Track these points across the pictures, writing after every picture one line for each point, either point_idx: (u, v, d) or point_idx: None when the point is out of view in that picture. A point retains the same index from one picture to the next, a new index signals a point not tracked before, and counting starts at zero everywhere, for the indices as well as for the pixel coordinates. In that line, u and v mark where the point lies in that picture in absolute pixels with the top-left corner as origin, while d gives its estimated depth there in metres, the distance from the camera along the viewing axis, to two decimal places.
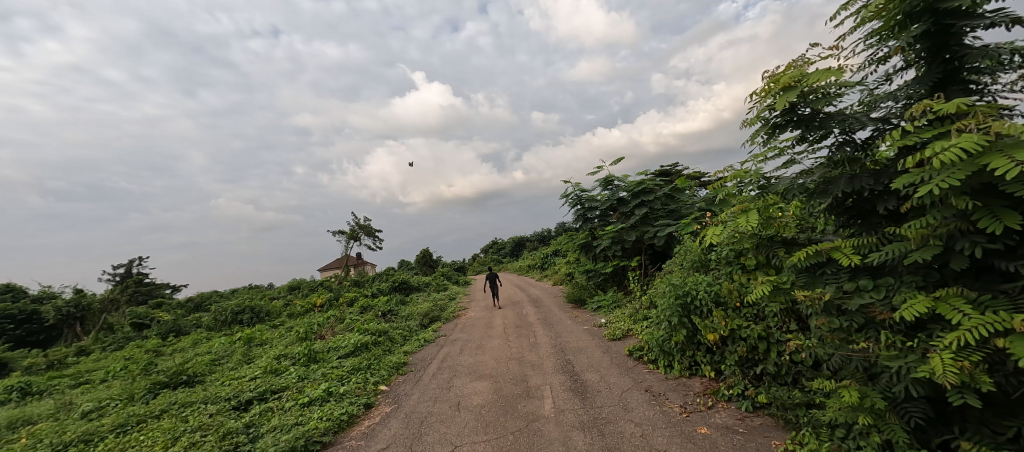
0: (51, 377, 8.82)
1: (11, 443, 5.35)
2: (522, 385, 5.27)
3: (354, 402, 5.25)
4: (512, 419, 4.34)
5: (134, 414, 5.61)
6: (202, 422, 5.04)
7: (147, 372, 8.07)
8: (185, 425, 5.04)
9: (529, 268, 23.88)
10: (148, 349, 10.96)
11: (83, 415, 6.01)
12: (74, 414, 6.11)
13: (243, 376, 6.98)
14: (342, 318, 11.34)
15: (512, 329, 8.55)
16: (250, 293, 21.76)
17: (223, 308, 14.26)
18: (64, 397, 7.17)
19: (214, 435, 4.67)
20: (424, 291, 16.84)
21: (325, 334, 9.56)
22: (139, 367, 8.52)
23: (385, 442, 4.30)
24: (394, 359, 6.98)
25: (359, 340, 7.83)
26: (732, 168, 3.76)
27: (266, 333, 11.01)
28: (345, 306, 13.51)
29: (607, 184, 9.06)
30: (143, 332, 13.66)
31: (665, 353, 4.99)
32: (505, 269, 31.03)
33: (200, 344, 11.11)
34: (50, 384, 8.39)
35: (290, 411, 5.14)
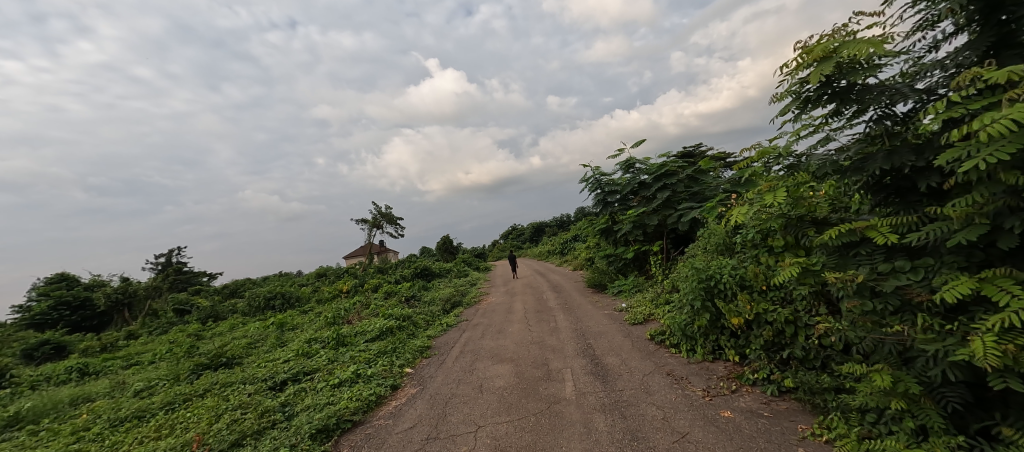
0: (104, 359, 9.39)
1: (73, 419, 5.74)
2: (543, 368, 5.33)
3: (382, 383, 5.42)
4: (534, 401, 4.42)
5: (184, 392, 5.96)
6: (242, 401, 5.30)
7: (190, 355, 8.50)
8: (228, 403, 5.32)
9: (548, 254, 23.95)
10: (189, 333, 11.51)
11: (136, 394, 6.41)
12: (127, 392, 6.51)
13: (278, 358, 7.29)
14: (367, 303, 11.67)
15: (533, 314, 8.61)
16: (280, 280, 22.57)
17: (256, 294, 14.81)
18: (117, 377, 7.64)
19: (253, 412, 4.91)
20: (446, 277, 17.09)
21: (352, 319, 9.87)
22: (183, 350, 8.99)
23: (411, 422, 4.44)
24: (418, 343, 7.15)
25: (384, 325, 8.05)
26: (760, 145, 3.65)
27: (297, 318, 11.43)
28: (370, 292, 13.86)
29: (628, 167, 8.93)
30: (185, 317, 14.34)
31: (687, 337, 4.96)
32: (524, 255, 31.22)
33: (236, 328, 11.62)
34: (104, 365, 8.96)
35: (322, 392, 5.35)
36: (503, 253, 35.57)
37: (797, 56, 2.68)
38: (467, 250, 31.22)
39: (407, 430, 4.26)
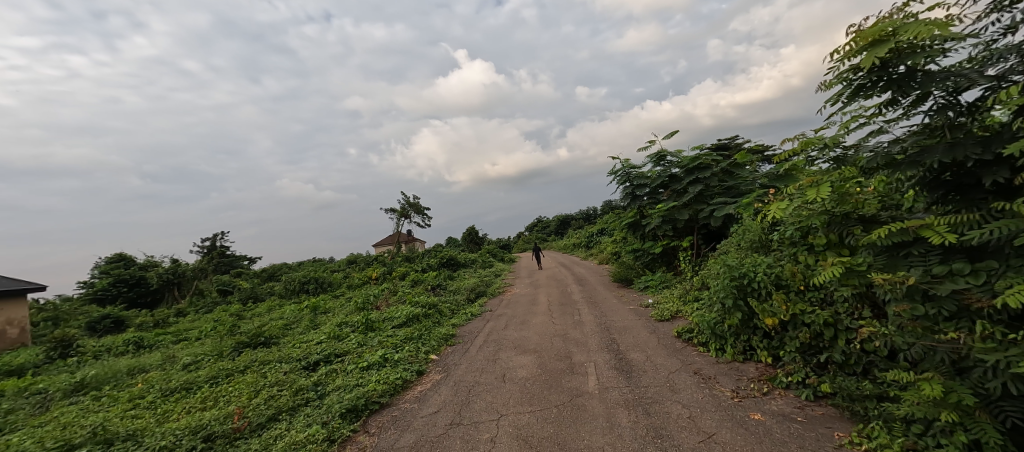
0: (157, 334, 9.97)
1: (130, 387, 6.14)
2: (566, 361, 5.29)
3: (408, 368, 5.52)
4: (556, 393, 4.39)
5: (228, 367, 6.25)
6: (278, 378, 5.52)
7: (232, 333, 8.93)
8: (265, 380, 5.56)
9: (573, 247, 23.79)
10: (231, 313, 12.09)
11: (185, 367, 6.75)
12: (177, 365, 6.88)
13: (312, 339, 7.55)
14: (395, 290, 11.92)
15: (557, 306, 8.56)
16: (313, 266, 23.32)
17: (292, 278, 15.40)
18: (168, 351, 8.11)
19: (289, 390, 5.11)
20: (471, 267, 17.26)
21: (380, 305, 10.11)
22: (225, 328, 9.46)
23: (435, 406, 4.51)
24: (443, 331, 7.23)
25: (411, 312, 8.20)
26: (804, 137, 3.46)
27: (329, 303, 11.81)
28: (397, 280, 14.16)
29: (658, 160, 8.68)
30: (227, 297, 15.09)
31: (717, 336, 4.81)
32: (549, 248, 31.13)
33: (274, 310, 12.13)
34: (156, 340, 9.49)
35: (352, 373, 5.50)
36: (528, 245, 35.57)
37: (850, 41, 2.50)
38: (492, 241, 31.40)
39: (432, 414, 4.31)
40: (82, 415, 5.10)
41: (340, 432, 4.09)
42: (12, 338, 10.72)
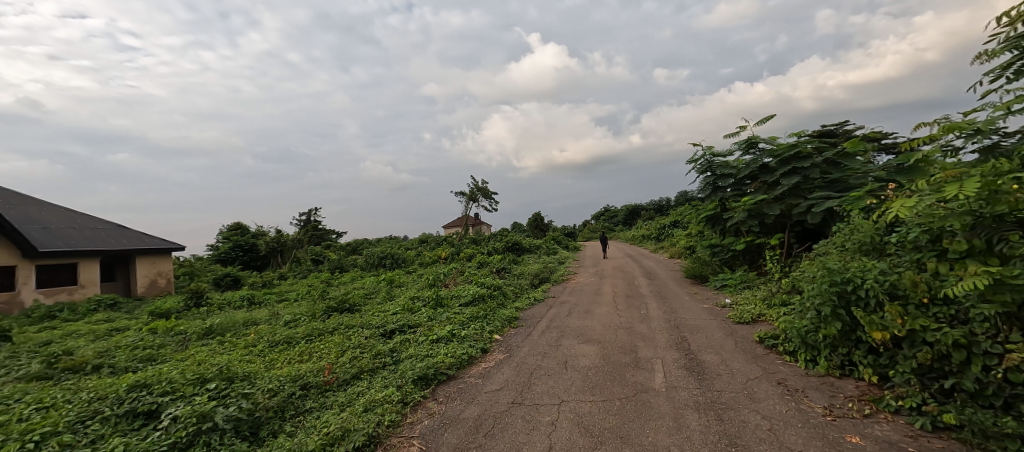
0: (265, 293, 11.27)
1: (246, 335, 7.07)
2: (632, 355, 5.08)
3: (473, 345, 5.65)
4: (620, 386, 4.23)
5: (321, 327, 6.89)
6: (360, 342, 5.95)
7: (323, 297, 9.82)
8: (350, 342, 6.05)
9: (642, 238, 22.90)
10: (323, 279, 13.33)
11: (285, 324, 7.49)
12: (280, 321, 7.71)
13: (389, 309, 8.06)
14: (463, 270, 12.32)
15: (622, 298, 8.27)
16: (388, 242, 24.85)
17: (372, 253, 16.54)
18: (273, 308, 9.15)
19: (369, 353, 5.49)
20: (536, 253, 17.31)
21: (449, 283, 10.52)
22: (316, 293, 10.46)
23: (498, 384, 4.56)
24: (507, 313, 7.31)
25: (477, 292, 8.40)
26: (946, 123, 2.90)
27: (404, 277, 12.53)
28: (465, 260, 14.62)
29: (748, 147, 7.92)
30: (320, 265, 16.60)
31: (808, 346, 4.32)
32: (616, 238, 30.30)
33: (356, 280, 13.17)
34: (262, 299, 10.55)
35: (422, 344, 5.76)
36: (594, 234, 34.89)
37: None
38: (558, 229, 31.23)
39: (495, 391, 4.37)
40: (209, 355, 5.97)
41: (411, 396, 4.31)
42: (161, 286, 15.05)
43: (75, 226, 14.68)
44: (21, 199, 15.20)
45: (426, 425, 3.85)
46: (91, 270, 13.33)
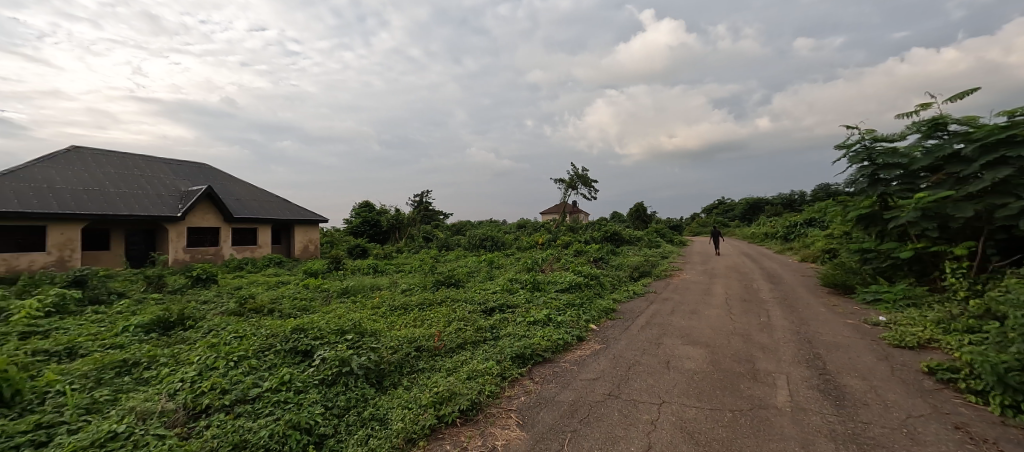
0: (386, 263, 12.68)
1: (374, 297, 8.04)
2: (749, 365, 4.45)
3: (569, 332, 5.50)
4: (733, 396, 3.73)
5: (432, 297, 7.50)
6: (464, 315, 6.22)
7: (433, 271, 10.60)
8: (455, 314, 6.38)
9: (762, 237, 20.36)
10: (433, 255, 14.37)
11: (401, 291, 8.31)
12: (398, 289, 8.50)
13: (490, 288, 8.30)
14: (559, 257, 12.16)
15: (737, 301, 7.38)
16: (490, 225, 25.80)
17: (473, 234, 17.25)
18: (393, 277, 10.18)
19: (472, 326, 5.71)
20: (637, 245, 16.49)
21: (545, 269, 10.50)
22: (426, 266, 11.32)
23: (594, 373, 4.38)
24: (604, 304, 6.99)
25: (573, 279, 8.20)
26: None
27: (502, 259, 12.87)
28: (562, 247, 14.48)
29: (932, 130, 6.37)
30: (430, 243, 17.89)
31: (1010, 389, 3.29)
32: (731, 234, 27.44)
33: (461, 258, 13.98)
34: (384, 268, 12.07)
35: (520, 324, 5.81)
36: (705, 229, 32.04)
37: None
38: (662, 221, 29.33)
39: (591, 380, 4.20)
40: (347, 311, 6.89)
41: (510, 372, 4.36)
42: (310, 252, 18.07)
43: (254, 195, 18.04)
44: (224, 175, 19.15)
45: (522, 401, 3.89)
46: (265, 234, 16.63)
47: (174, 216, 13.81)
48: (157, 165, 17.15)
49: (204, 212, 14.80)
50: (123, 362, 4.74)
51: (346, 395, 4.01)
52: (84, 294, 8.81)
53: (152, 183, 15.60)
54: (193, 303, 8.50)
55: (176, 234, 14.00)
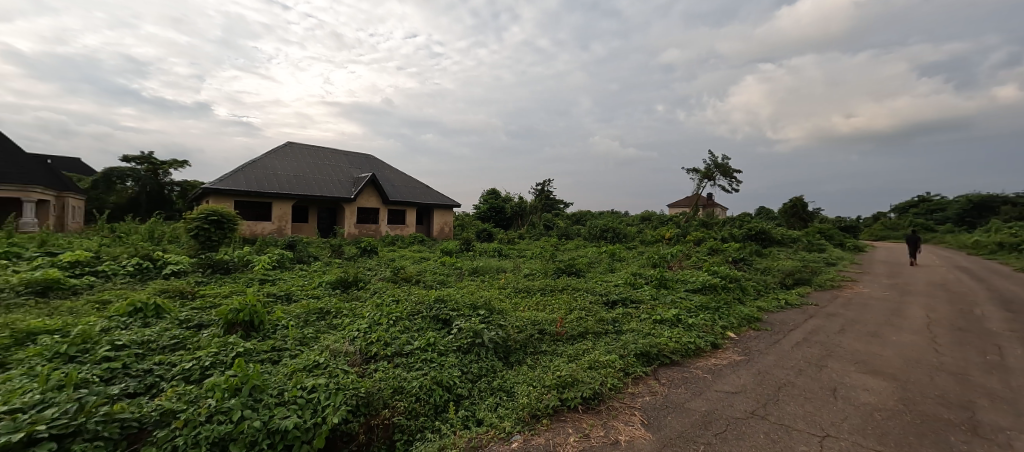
0: (509, 248, 15.11)
1: (500, 277, 9.99)
2: (959, 410, 3.56)
3: (702, 337, 5.47)
4: (928, 446, 3.07)
5: (539, 283, 8.75)
6: (586, 305, 7.07)
7: (551, 259, 12.46)
8: (577, 303, 7.23)
9: (990, 247, 15.52)
10: (553, 243, 16.10)
11: (524, 275, 9.87)
12: (522, 273, 10.17)
13: (611, 279, 8.97)
14: (693, 258, 11.38)
15: (943, 327, 5.87)
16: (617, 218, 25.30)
17: (591, 225, 17.14)
18: (516, 262, 12.28)
19: (593, 316, 6.47)
20: (791, 249, 14.40)
21: (670, 264, 10.58)
22: (546, 255, 13.06)
23: (734, 387, 4.21)
24: (746, 311, 6.63)
25: (707, 280, 8.00)
26: None
27: (623, 251, 13.58)
28: (693, 247, 14.31)
29: None
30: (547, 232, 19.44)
31: None
32: (937, 241, 21.66)
33: (578, 245, 15.65)
34: (507, 253, 14.66)
35: (645, 322, 6.11)
36: (896, 233, 25.84)
37: None
38: (833, 220, 24.64)
39: (730, 394, 4.06)
40: (477, 289, 8.48)
41: (634, 369, 4.57)
42: (445, 232, 21.05)
43: (404, 181, 21.03)
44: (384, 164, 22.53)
45: (648, 401, 4.02)
46: (411, 215, 19.62)
47: (349, 198, 17.37)
48: (339, 157, 20.42)
49: (369, 195, 18.16)
50: (318, 310, 7.10)
51: (477, 364, 4.84)
52: (294, 255, 11.95)
53: (335, 172, 19.13)
54: (364, 266, 10.87)
55: (349, 213, 17.60)
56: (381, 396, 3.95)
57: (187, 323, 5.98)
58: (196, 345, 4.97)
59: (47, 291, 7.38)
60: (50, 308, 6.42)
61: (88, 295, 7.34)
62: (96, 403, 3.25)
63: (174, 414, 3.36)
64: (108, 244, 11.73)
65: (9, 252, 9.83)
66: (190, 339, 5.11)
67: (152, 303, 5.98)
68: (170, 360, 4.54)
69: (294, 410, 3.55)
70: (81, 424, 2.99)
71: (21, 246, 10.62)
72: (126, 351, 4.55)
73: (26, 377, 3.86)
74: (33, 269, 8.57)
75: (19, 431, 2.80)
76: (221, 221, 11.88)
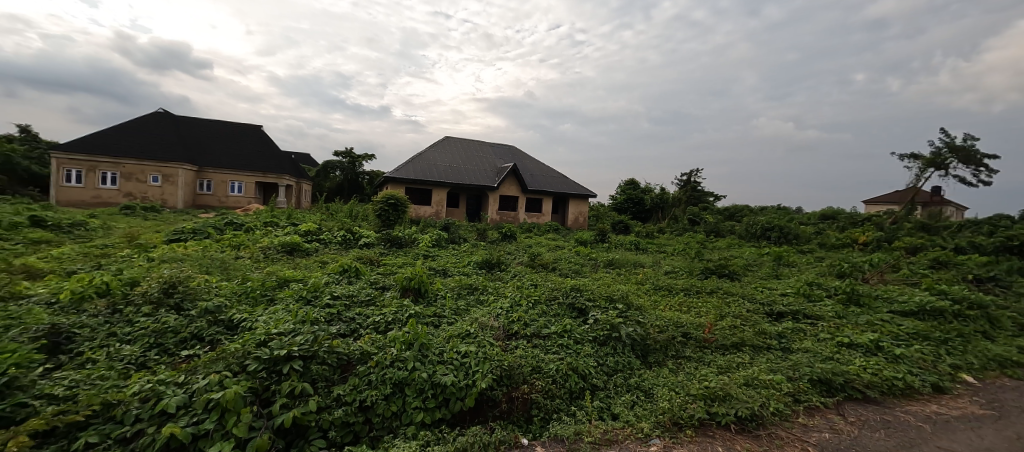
0: (647, 242, 15.36)
1: (637, 271, 10.24)
2: None
3: (919, 375, 4.65)
4: None
5: (670, 282, 8.94)
6: (742, 313, 6.81)
7: (699, 256, 12.28)
8: (729, 309, 7.09)
9: None
10: (698, 242, 15.67)
11: (667, 272, 10.29)
12: (660, 269, 10.61)
13: (777, 287, 8.58)
14: (901, 265, 10.05)
15: None
16: (787, 217, 21.58)
17: (757, 221, 16.96)
18: (656, 257, 12.30)
19: (753, 329, 6.14)
20: None
21: (870, 279, 9.06)
22: (691, 252, 12.97)
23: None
24: (997, 348, 5.45)
25: (930, 303, 6.76)
26: None
27: (795, 257, 12.29)
28: (906, 254, 11.77)
29: None
30: (695, 226, 19.34)
31: None
32: None
33: (734, 247, 14.59)
34: (643, 246, 14.60)
35: (827, 343, 5.58)
36: None
37: None
38: None
39: None
40: (614, 281, 8.98)
41: (809, 397, 4.14)
42: (579, 222, 20.63)
43: (542, 169, 21.21)
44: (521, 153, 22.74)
45: (829, 438, 3.63)
46: (548, 204, 19.90)
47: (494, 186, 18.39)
48: (486, 148, 21.48)
49: (511, 185, 19.00)
50: (470, 285, 7.96)
51: (614, 358, 5.20)
52: (449, 236, 13.07)
53: (482, 162, 20.20)
54: (505, 251, 11.87)
55: (493, 200, 18.68)
56: (520, 371, 4.48)
57: (375, 285, 7.51)
58: (381, 302, 6.57)
59: (292, 251, 9.84)
60: (297, 263, 8.78)
61: (315, 256, 9.51)
62: (323, 338, 4.46)
63: (370, 355, 4.46)
64: (325, 218, 14.39)
65: (270, 222, 12.94)
66: (378, 297, 6.76)
67: (354, 266, 8.00)
68: (364, 313, 6.11)
69: (451, 370, 4.30)
70: (315, 350, 4.18)
71: (277, 216, 14.00)
72: (340, 303, 6.36)
73: (282, 311, 5.84)
74: (286, 234, 11.21)
75: (281, 350, 4.03)
76: (398, 204, 13.85)
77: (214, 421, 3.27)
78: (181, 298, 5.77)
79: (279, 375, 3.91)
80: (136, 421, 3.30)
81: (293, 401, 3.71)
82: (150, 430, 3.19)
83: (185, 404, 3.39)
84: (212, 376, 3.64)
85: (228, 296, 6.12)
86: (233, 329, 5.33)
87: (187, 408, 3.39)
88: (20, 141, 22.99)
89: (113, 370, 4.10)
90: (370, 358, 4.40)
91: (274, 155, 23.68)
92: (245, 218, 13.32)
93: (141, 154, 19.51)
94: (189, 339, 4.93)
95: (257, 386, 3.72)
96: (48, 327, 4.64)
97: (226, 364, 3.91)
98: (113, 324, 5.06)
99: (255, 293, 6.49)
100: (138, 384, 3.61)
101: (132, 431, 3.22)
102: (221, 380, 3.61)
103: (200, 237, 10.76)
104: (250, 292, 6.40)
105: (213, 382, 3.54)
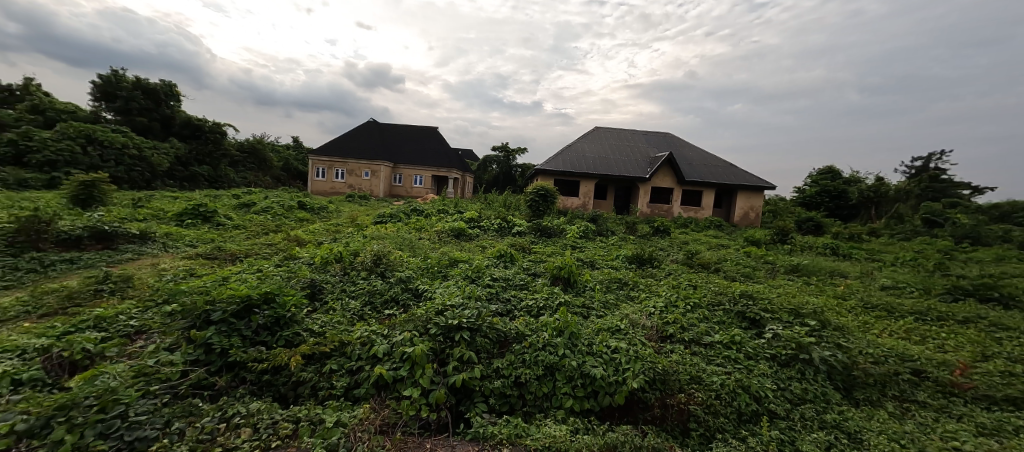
0: (851, 247, 11.35)
1: (833, 283, 7.28)
2: None
3: None
4: None
5: (884, 298, 6.25)
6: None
7: (942, 271, 8.29)
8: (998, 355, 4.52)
9: None
10: (939, 248, 11.02)
11: (885, 287, 7.14)
12: (875, 283, 7.41)
13: None
14: None
15: None
16: None
17: None
18: (864, 267, 8.85)
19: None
20: None
21: None
22: (927, 265, 8.90)
23: None
24: None
25: None
26: None
27: None
28: None
29: None
30: (936, 229, 13.38)
31: None
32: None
33: (1006, 261, 9.47)
34: (846, 252, 10.69)
35: None
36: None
37: None
38: None
39: None
40: (800, 292, 6.47)
41: None
42: (750, 219, 16.61)
43: (704, 159, 17.86)
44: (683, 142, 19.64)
45: None
46: (710, 197, 16.56)
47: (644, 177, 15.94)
48: (636, 135, 19.31)
49: (664, 175, 16.34)
50: (620, 279, 6.47)
51: (801, 384, 3.84)
52: (595, 227, 11.67)
53: (633, 152, 17.94)
54: (655, 245, 9.95)
55: (643, 192, 16.26)
56: (678, 378, 3.68)
57: (528, 271, 6.55)
58: (531, 287, 5.65)
59: (459, 236, 9.73)
60: (476, 246, 8.60)
61: (477, 241, 9.23)
62: (486, 314, 4.25)
63: (526, 335, 4.10)
64: (482, 207, 14.54)
65: (443, 209, 13.49)
66: (524, 282, 5.80)
67: (509, 252, 7.15)
68: (519, 295, 5.25)
69: (601, 362, 3.72)
70: (479, 324, 4.02)
71: (452, 205, 14.62)
72: (498, 284, 5.54)
73: (456, 286, 5.36)
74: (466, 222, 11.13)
75: (453, 320, 3.99)
76: (546, 195, 12.99)
77: (407, 369, 3.51)
78: (385, 267, 6.02)
79: (452, 341, 3.87)
80: (357, 359, 3.73)
81: (462, 365, 3.65)
82: (365, 368, 3.59)
83: (388, 352, 3.70)
84: (406, 332, 3.86)
85: (417, 266, 6.22)
86: (420, 297, 5.19)
87: (390, 356, 3.68)
88: (292, 148, 30.53)
89: (346, 317, 4.53)
90: (526, 338, 4.06)
91: (450, 152, 25.61)
92: (424, 206, 14.19)
93: (354, 155, 23.09)
94: (389, 301, 5.05)
95: (435, 347, 3.76)
96: (308, 282, 5.22)
97: (416, 325, 4.01)
98: (342, 282, 5.45)
99: (434, 268, 6.17)
100: (361, 330, 4.08)
101: (355, 366, 3.65)
102: (412, 336, 3.81)
103: (395, 220, 11.73)
104: (437, 265, 6.37)
105: (407, 337, 3.77)
